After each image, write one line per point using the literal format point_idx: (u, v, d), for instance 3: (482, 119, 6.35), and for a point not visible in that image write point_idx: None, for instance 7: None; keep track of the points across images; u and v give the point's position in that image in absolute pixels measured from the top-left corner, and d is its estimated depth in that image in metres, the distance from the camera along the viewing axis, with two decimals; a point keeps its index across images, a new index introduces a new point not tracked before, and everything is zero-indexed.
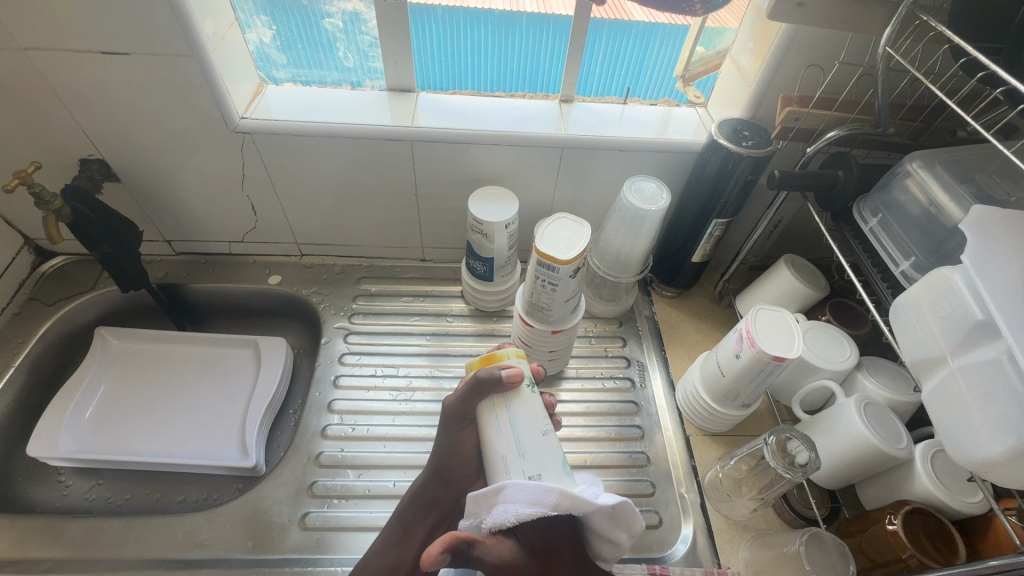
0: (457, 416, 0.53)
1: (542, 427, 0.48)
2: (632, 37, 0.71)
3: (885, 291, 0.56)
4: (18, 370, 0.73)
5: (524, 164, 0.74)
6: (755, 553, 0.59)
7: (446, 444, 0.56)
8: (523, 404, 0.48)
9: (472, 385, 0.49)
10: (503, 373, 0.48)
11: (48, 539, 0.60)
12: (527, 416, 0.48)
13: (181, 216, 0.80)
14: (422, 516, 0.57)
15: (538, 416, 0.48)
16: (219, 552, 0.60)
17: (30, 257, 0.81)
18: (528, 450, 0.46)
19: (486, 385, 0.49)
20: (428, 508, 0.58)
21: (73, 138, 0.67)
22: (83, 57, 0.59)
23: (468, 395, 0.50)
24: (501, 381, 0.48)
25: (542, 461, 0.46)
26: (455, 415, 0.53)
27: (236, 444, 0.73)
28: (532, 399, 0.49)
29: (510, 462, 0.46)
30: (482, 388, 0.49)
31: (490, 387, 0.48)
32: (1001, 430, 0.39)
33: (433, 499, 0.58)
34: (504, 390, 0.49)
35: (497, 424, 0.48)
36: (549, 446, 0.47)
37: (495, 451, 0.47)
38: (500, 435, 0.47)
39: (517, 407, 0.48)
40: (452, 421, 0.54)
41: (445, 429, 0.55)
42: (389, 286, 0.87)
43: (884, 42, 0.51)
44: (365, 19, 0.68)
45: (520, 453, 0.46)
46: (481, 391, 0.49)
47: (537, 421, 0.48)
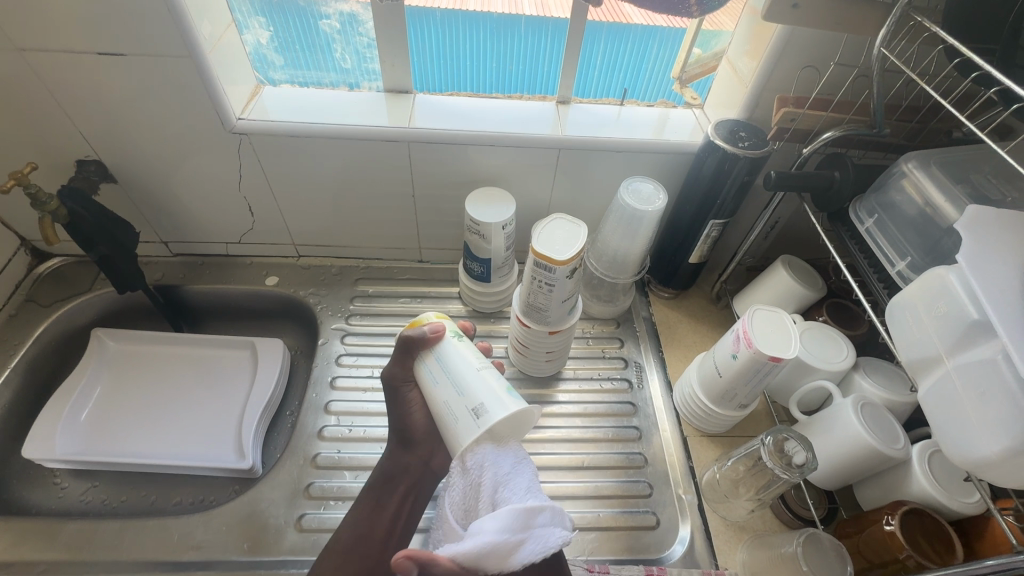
0: (399, 381, 0.56)
1: (476, 362, 0.51)
2: (629, 39, 0.71)
3: (881, 291, 0.56)
4: (14, 371, 0.72)
5: (521, 165, 0.74)
6: (753, 554, 0.59)
7: (397, 410, 0.57)
8: (458, 349, 0.52)
9: (400, 350, 0.54)
10: (425, 329, 0.54)
11: (42, 541, 0.59)
12: (458, 356, 0.52)
13: (178, 217, 0.80)
14: (392, 488, 0.57)
15: (470, 355, 0.52)
16: (215, 554, 0.60)
17: (27, 258, 0.81)
18: (464, 386, 0.50)
19: (410, 346, 0.54)
20: (395, 478, 0.57)
21: (70, 139, 0.67)
22: (80, 58, 0.59)
23: (401, 357, 0.55)
24: (425, 335, 0.53)
25: (479, 391, 0.49)
26: (395, 380, 0.56)
27: (232, 445, 0.72)
28: (460, 344, 0.53)
29: (453, 402, 0.49)
30: (410, 347, 0.54)
31: (413, 343, 0.53)
32: (996, 429, 0.39)
33: (399, 469, 0.58)
34: (430, 343, 0.53)
35: (434, 375, 0.52)
36: (484, 376, 0.50)
37: (439, 400, 0.50)
38: (440, 384, 0.51)
39: (445, 354, 0.52)
40: (394, 386, 0.56)
41: (392, 396, 0.57)
42: (386, 287, 0.87)
43: (879, 43, 0.51)
44: (362, 20, 0.68)
45: (459, 391, 0.49)
46: (413, 351, 0.54)
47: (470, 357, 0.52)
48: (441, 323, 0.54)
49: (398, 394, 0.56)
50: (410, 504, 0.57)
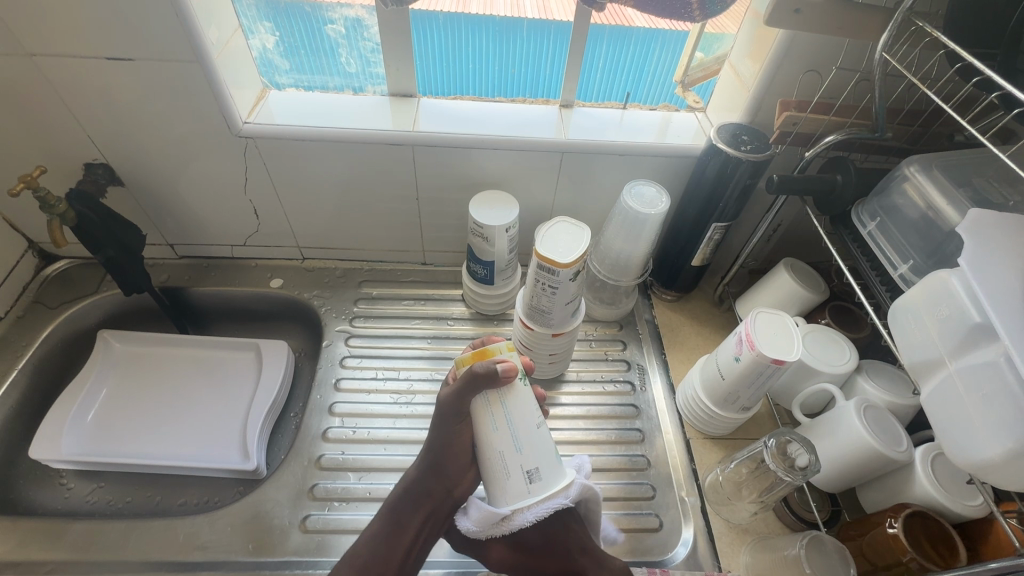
0: (451, 409, 0.53)
1: (535, 420, 0.52)
2: (630, 41, 0.71)
3: (884, 294, 0.56)
4: (21, 373, 0.73)
5: (525, 168, 0.75)
6: (756, 557, 0.59)
7: (440, 436, 0.56)
8: (522, 400, 0.51)
9: (471, 380, 0.50)
10: (498, 366, 0.50)
11: (49, 541, 0.60)
12: (523, 407, 0.51)
13: (183, 220, 0.80)
14: (414, 509, 0.56)
15: (531, 411, 0.52)
16: (220, 555, 0.60)
17: (34, 260, 0.82)
18: (524, 445, 0.50)
19: (483, 381, 0.50)
20: (420, 501, 0.57)
21: (78, 142, 0.68)
22: (88, 63, 0.60)
23: (463, 389, 0.51)
24: (497, 376, 0.50)
25: (537, 453, 0.51)
26: (449, 407, 0.53)
27: (237, 446, 0.73)
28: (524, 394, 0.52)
29: (509, 456, 0.50)
30: (478, 382, 0.50)
31: (485, 380, 0.50)
32: (998, 432, 0.39)
33: (425, 491, 0.57)
34: (496, 385, 0.50)
35: (493, 422, 0.51)
36: (543, 439, 0.51)
37: (493, 449, 0.50)
38: (496, 432, 0.50)
39: (509, 403, 0.51)
40: (446, 413, 0.54)
41: (440, 420, 0.55)
42: (390, 290, 0.87)
43: (880, 49, 0.52)
44: (367, 25, 0.68)
45: (518, 448, 0.50)
46: (477, 386, 0.50)
47: (528, 411, 0.51)
48: (508, 361, 0.51)
49: (448, 422, 0.55)
50: (428, 529, 0.57)
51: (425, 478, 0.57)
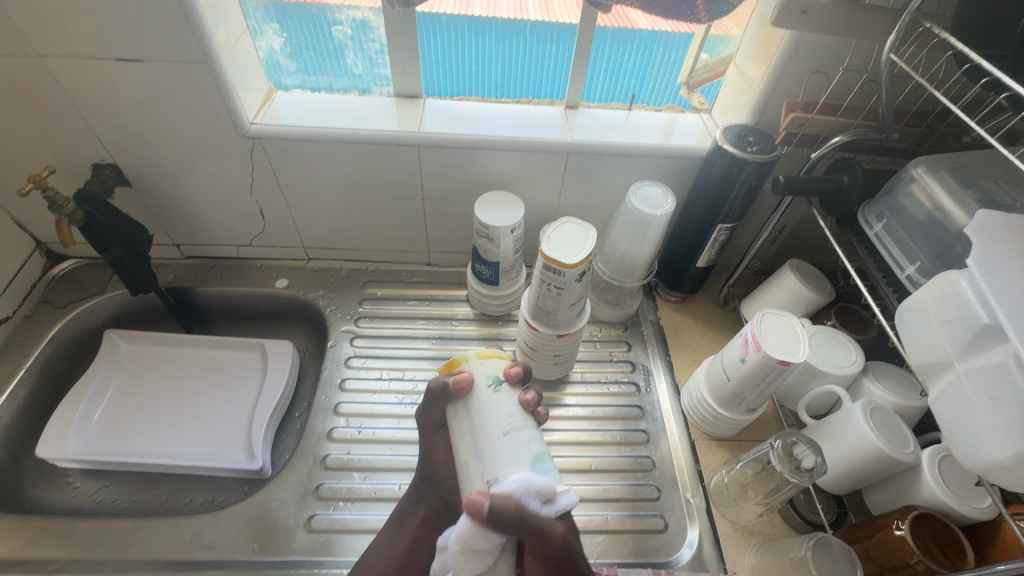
0: (428, 422, 0.56)
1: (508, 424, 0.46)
2: (634, 42, 0.71)
3: (890, 295, 0.56)
4: (28, 372, 0.73)
5: (530, 169, 0.75)
6: (763, 559, 0.59)
7: (426, 446, 0.58)
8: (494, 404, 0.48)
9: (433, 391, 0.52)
10: (452, 379, 0.50)
11: (56, 540, 0.60)
12: (489, 411, 0.47)
13: (190, 220, 0.81)
14: (413, 512, 0.60)
15: (500, 415, 0.47)
16: (225, 554, 0.60)
17: (41, 260, 0.82)
18: (487, 453, 0.45)
19: (442, 391, 0.51)
20: (419, 504, 0.60)
21: (87, 143, 0.68)
22: (98, 64, 0.60)
23: (430, 402, 0.53)
24: (452, 387, 0.50)
25: (499, 462, 0.44)
26: (426, 420, 0.56)
27: (242, 446, 0.73)
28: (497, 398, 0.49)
29: (472, 466, 0.46)
30: (438, 396, 0.52)
31: (442, 392, 0.51)
32: (1007, 433, 0.39)
33: (422, 495, 0.60)
34: (458, 395, 0.50)
35: (461, 430, 0.49)
36: (510, 445, 0.45)
37: (462, 459, 0.47)
38: (464, 441, 0.48)
39: (473, 409, 0.48)
40: (426, 425, 0.57)
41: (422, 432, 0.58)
42: (395, 290, 0.87)
43: (887, 50, 0.51)
44: (374, 26, 0.69)
45: (480, 457, 0.45)
46: (442, 398, 0.52)
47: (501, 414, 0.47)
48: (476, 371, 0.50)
49: (428, 431, 0.57)
50: (429, 532, 0.59)
51: (421, 485, 0.60)
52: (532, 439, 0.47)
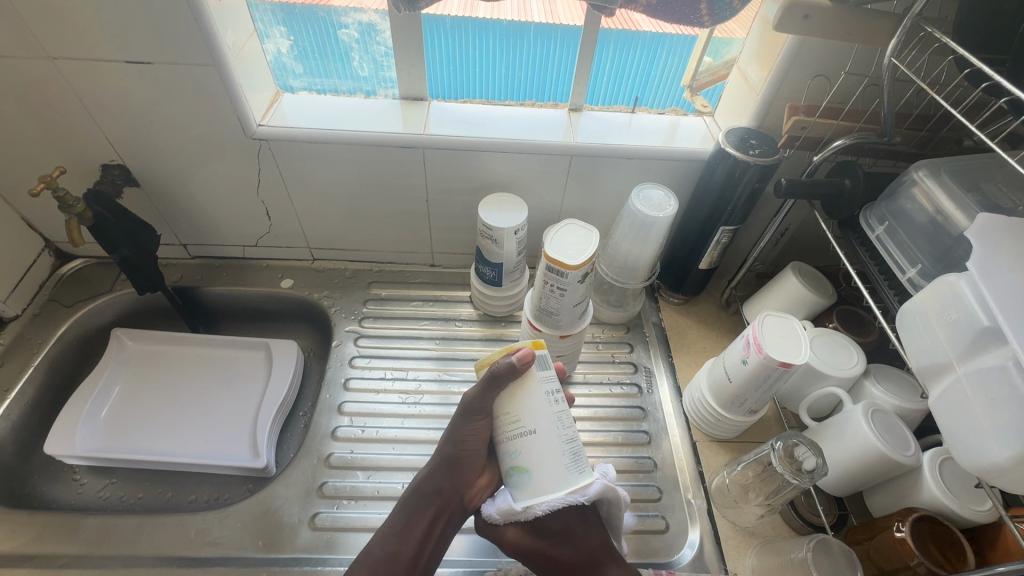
0: (476, 408, 0.52)
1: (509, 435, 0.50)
2: (637, 45, 0.72)
3: (892, 298, 0.56)
4: (37, 369, 0.74)
5: (534, 171, 0.75)
6: (763, 560, 0.59)
7: (457, 434, 0.54)
8: (505, 411, 0.50)
9: (484, 377, 0.51)
10: (515, 359, 0.49)
11: (64, 535, 0.61)
12: (535, 396, 0.50)
13: (197, 220, 0.82)
14: (425, 506, 0.54)
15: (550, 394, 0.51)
16: (231, 551, 0.61)
17: (50, 259, 0.84)
18: (545, 423, 0.49)
19: (497, 380, 0.50)
20: (431, 498, 0.55)
21: (97, 144, 0.69)
22: (109, 67, 0.61)
23: (487, 387, 0.51)
24: (515, 367, 0.49)
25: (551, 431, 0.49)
26: (475, 406, 0.52)
27: (247, 444, 0.74)
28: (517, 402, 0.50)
29: (529, 437, 0.49)
30: (500, 380, 0.50)
31: (502, 375, 0.50)
32: (1007, 435, 0.39)
33: (435, 490, 0.55)
34: (516, 377, 0.50)
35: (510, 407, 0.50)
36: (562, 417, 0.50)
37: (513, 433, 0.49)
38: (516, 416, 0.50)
39: (527, 387, 0.50)
40: (468, 410, 0.53)
41: (460, 417, 0.54)
42: (399, 291, 0.88)
43: (889, 54, 0.52)
44: (380, 30, 0.69)
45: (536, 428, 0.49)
46: (499, 384, 0.50)
47: (510, 423, 0.50)
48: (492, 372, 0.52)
49: (467, 416, 0.53)
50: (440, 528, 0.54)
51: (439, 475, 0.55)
52: (563, 422, 0.50)
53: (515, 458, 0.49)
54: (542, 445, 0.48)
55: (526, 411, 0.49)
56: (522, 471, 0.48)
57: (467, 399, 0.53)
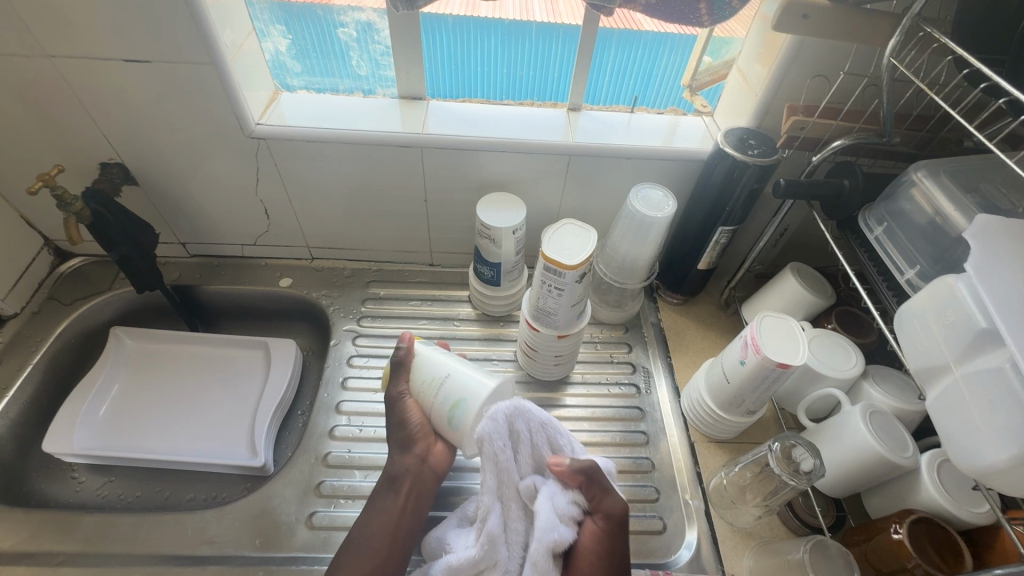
0: (399, 391, 0.62)
1: (433, 391, 0.59)
2: (640, 45, 0.72)
3: (890, 299, 0.56)
4: (36, 367, 0.74)
5: (532, 170, 0.75)
6: (760, 561, 0.59)
7: (395, 414, 0.61)
8: (420, 382, 0.60)
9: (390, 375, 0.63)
10: (403, 344, 0.63)
11: (61, 533, 0.61)
12: (431, 360, 0.61)
13: (195, 219, 0.82)
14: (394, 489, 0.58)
15: (436, 355, 0.62)
16: (227, 549, 0.61)
17: (50, 258, 0.84)
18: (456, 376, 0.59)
19: (398, 371, 0.62)
20: (398, 478, 0.59)
21: (95, 143, 0.69)
22: (107, 65, 0.61)
23: (394, 374, 0.63)
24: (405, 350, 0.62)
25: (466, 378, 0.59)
26: (393, 395, 0.62)
27: (245, 443, 0.74)
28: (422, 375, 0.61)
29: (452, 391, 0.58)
30: (401, 364, 0.62)
31: (397, 361, 0.62)
32: (1002, 437, 0.39)
33: (401, 471, 0.59)
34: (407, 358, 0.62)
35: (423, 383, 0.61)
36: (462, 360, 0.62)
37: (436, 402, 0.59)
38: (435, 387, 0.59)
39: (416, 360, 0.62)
40: (391, 401, 0.62)
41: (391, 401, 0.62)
42: (397, 290, 0.88)
43: (888, 54, 0.52)
44: (378, 29, 0.69)
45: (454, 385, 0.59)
46: (401, 368, 0.62)
47: (427, 384, 0.60)
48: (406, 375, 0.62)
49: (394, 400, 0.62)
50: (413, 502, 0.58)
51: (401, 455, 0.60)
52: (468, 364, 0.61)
53: (445, 404, 0.59)
54: (456, 377, 0.59)
55: (432, 368, 0.60)
56: (455, 407, 0.58)
57: (387, 394, 0.63)
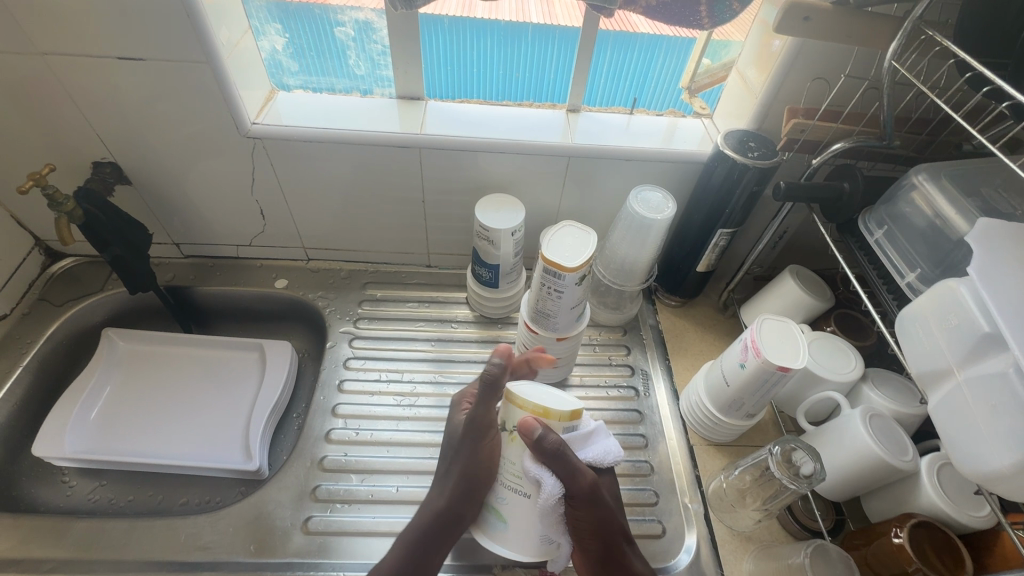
0: (483, 421, 0.54)
1: (510, 479, 0.51)
2: (636, 45, 0.71)
3: (891, 304, 0.56)
4: (26, 370, 0.73)
5: (531, 171, 0.75)
6: (760, 565, 0.59)
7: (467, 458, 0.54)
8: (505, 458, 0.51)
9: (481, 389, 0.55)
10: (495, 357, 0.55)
11: (52, 540, 0.60)
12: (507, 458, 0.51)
13: (190, 219, 0.81)
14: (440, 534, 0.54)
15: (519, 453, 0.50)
16: (222, 556, 0.60)
17: (41, 258, 0.82)
18: (511, 500, 0.52)
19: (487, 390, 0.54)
20: (442, 521, 0.54)
21: (88, 142, 0.68)
22: (100, 63, 0.60)
23: (486, 395, 0.54)
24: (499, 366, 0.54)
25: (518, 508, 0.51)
26: (480, 421, 0.54)
27: (239, 447, 0.73)
28: (515, 442, 0.51)
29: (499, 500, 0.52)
30: (495, 383, 0.54)
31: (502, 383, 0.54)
32: (1007, 442, 0.39)
33: (448, 516, 0.54)
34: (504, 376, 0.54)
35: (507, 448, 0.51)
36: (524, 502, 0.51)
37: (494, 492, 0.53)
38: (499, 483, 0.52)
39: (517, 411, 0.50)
40: (475, 430, 0.55)
41: (469, 440, 0.55)
42: (394, 291, 0.87)
43: (890, 57, 0.52)
44: (376, 28, 0.69)
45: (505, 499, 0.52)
46: (494, 387, 0.54)
47: (514, 465, 0.51)
48: (521, 414, 0.50)
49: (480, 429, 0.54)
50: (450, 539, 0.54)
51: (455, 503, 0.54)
52: (513, 501, 0.51)
53: (499, 501, 0.52)
54: (525, 507, 0.51)
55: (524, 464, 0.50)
56: (499, 519, 0.53)
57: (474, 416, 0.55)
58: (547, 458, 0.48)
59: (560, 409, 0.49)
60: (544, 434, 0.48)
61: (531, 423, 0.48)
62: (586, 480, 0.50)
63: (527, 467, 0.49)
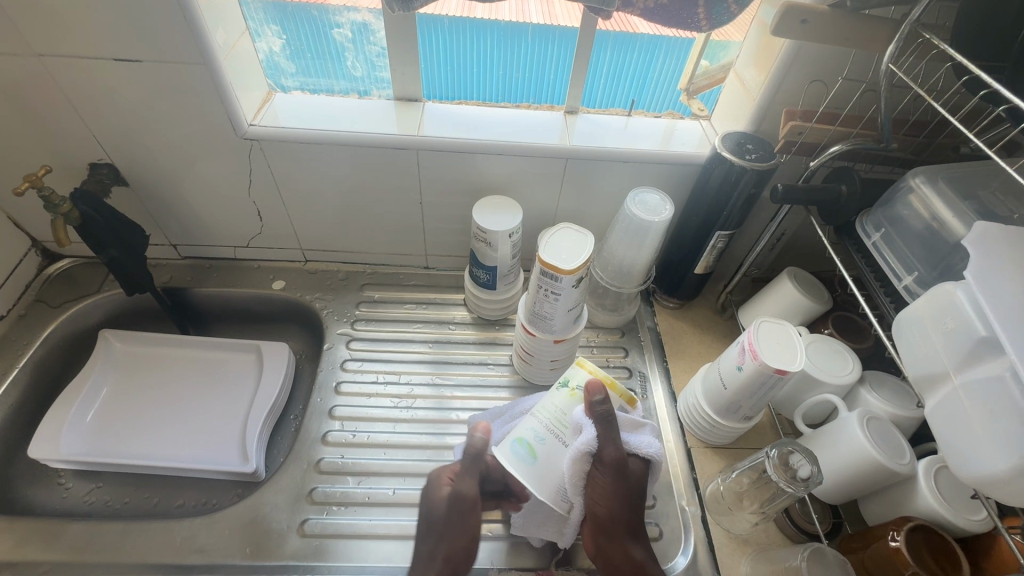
0: (471, 500, 0.55)
1: (554, 427, 0.54)
2: (636, 46, 0.71)
3: (888, 305, 0.56)
4: (22, 372, 0.73)
5: (529, 173, 0.74)
6: (757, 568, 0.59)
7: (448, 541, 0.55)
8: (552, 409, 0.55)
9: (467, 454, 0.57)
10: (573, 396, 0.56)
11: (47, 542, 0.59)
12: (554, 407, 0.55)
13: (187, 221, 0.80)
14: None
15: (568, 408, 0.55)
16: (217, 558, 0.60)
17: (37, 259, 0.82)
18: (546, 442, 0.53)
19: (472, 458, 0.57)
20: None
21: (84, 143, 0.68)
22: (96, 64, 0.60)
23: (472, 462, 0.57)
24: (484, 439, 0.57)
25: (554, 452, 0.53)
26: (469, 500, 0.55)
27: (235, 449, 0.73)
28: (572, 398, 0.56)
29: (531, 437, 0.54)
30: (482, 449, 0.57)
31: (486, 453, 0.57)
32: (1003, 447, 0.39)
33: None
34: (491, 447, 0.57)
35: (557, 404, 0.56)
36: (560, 450, 0.53)
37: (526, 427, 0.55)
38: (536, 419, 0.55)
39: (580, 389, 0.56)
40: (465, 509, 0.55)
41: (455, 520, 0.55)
42: (391, 293, 0.87)
43: (886, 61, 0.52)
44: (374, 30, 0.68)
45: (540, 438, 0.54)
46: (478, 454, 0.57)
47: (560, 412, 0.55)
48: (588, 376, 0.56)
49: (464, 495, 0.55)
50: None
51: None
52: (549, 441, 0.53)
53: (535, 438, 0.54)
54: (558, 453, 0.53)
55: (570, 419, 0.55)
56: (529, 454, 0.53)
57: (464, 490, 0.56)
58: (595, 419, 0.53)
59: (622, 387, 0.56)
60: (603, 399, 0.53)
61: (595, 385, 0.54)
62: (615, 454, 0.53)
63: (577, 415, 0.54)
